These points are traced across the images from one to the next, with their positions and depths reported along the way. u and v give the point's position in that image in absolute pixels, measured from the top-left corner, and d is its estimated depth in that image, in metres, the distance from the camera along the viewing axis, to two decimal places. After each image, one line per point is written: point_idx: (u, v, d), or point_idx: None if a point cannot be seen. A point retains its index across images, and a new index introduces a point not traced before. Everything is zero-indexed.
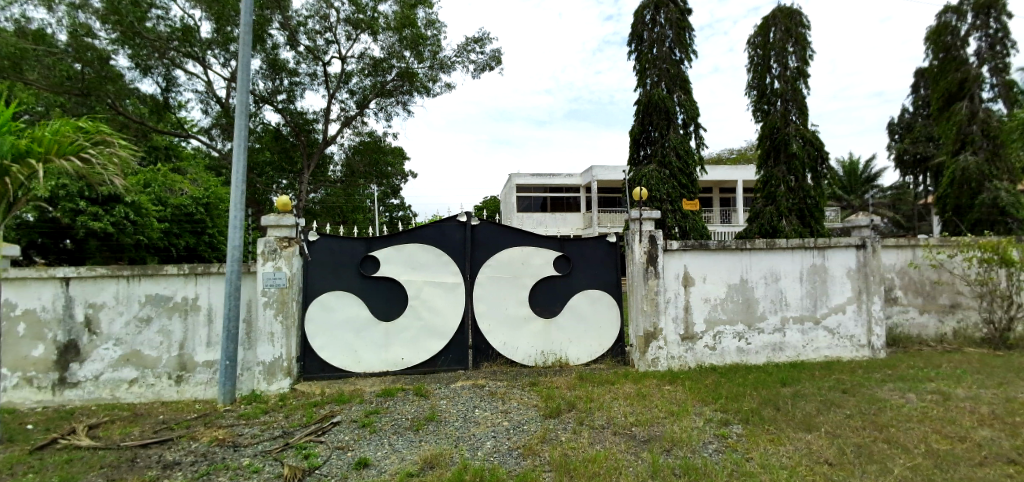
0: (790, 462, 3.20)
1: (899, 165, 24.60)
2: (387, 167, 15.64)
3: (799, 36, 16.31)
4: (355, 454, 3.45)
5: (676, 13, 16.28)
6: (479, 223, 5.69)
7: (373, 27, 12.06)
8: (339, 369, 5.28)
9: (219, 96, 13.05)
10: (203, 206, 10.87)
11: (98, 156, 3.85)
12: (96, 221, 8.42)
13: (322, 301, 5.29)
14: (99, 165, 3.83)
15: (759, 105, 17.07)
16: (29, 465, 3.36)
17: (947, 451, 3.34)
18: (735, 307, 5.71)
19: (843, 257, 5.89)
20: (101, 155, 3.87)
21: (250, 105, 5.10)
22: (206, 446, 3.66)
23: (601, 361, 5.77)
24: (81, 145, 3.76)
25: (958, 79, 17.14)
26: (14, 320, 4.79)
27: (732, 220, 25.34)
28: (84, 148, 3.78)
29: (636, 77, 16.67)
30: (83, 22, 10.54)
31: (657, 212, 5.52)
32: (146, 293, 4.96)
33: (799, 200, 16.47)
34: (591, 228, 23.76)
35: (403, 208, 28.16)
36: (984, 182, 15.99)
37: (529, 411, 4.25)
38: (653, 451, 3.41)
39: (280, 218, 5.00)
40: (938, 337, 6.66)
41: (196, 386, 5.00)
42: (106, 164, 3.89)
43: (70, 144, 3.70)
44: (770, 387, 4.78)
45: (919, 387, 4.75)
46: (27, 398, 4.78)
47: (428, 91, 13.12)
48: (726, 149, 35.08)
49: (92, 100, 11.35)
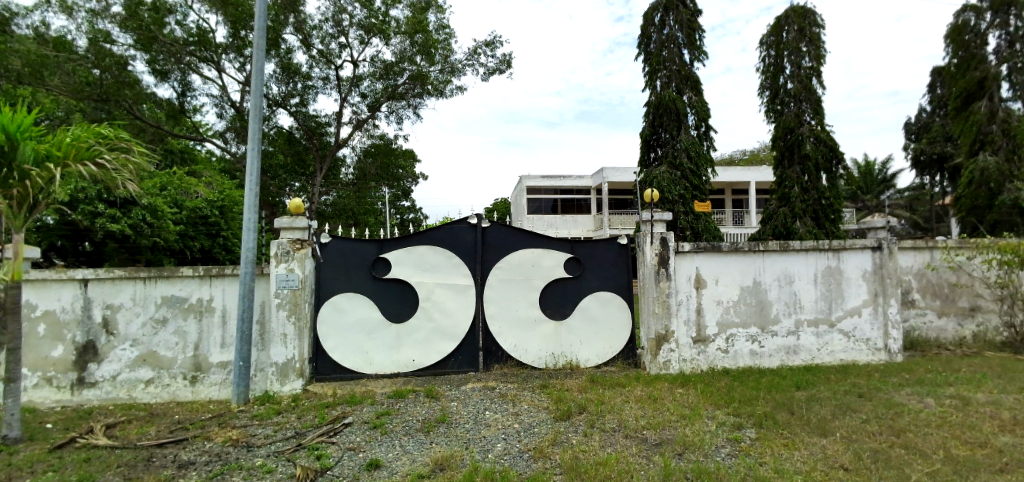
0: (805, 467, 3.15)
1: (915, 165, 24.20)
2: (398, 170, 15.73)
3: (812, 35, 16.12)
4: (367, 455, 3.47)
5: (686, 14, 16.20)
6: (489, 225, 5.70)
7: (385, 32, 12.17)
8: (351, 371, 5.32)
9: (233, 100, 13.21)
10: (218, 209, 10.99)
11: (112, 162, 3.92)
12: (114, 223, 8.57)
13: (334, 302, 5.32)
14: (115, 171, 3.92)
15: (772, 106, 16.91)
16: (49, 463, 3.43)
17: (967, 457, 3.27)
18: (748, 310, 5.65)
19: (858, 259, 5.81)
20: (116, 160, 3.95)
21: (264, 109, 5.15)
22: (221, 446, 3.70)
23: (612, 363, 5.74)
24: (98, 150, 3.84)
25: (977, 78, 16.87)
26: (35, 321, 4.90)
27: (745, 221, 25.08)
28: (100, 154, 3.85)
29: (647, 78, 16.62)
30: (102, 28, 10.77)
31: (668, 214, 5.49)
32: (162, 294, 5.03)
33: (813, 201, 16.28)
34: (602, 230, 23.67)
35: (415, 210, 28.31)
36: (1005, 182, 15.63)
37: (539, 414, 4.24)
38: (665, 455, 3.38)
39: (292, 221, 5.05)
40: (957, 340, 6.53)
41: (211, 387, 5.06)
42: (121, 169, 3.97)
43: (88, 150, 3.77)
44: (784, 391, 4.72)
45: (938, 391, 4.66)
46: (47, 397, 4.88)
47: (439, 94, 13.18)
48: (738, 150, 34.78)
49: (111, 105, 11.52)
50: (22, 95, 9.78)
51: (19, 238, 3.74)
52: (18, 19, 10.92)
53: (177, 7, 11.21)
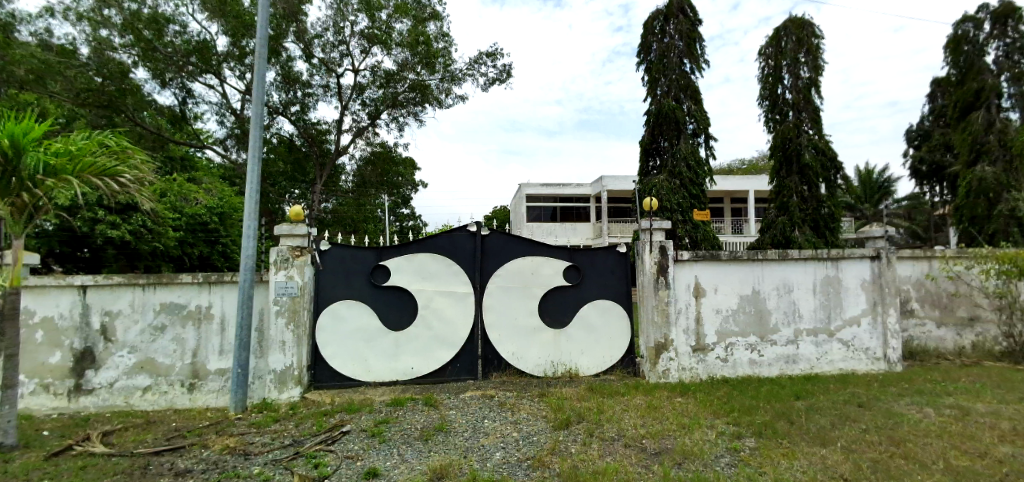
0: (805, 477, 3.14)
1: (915, 175, 24.27)
2: (398, 177, 15.84)
3: (811, 46, 16.27)
4: (365, 464, 3.46)
5: (686, 24, 16.34)
6: (489, 233, 5.71)
7: (387, 42, 12.26)
8: (349, 378, 5.30)
9: (234, 108, 13.25)
10: (218, 215, 10.99)
11: (133, 180, 4.06)
12: (115, 229, 8.62)
13: (333, 310, 5.32)
14: (134, 188, 4.05)
15: (771, 116, 16.98)
16: (45, 471, 3.41)
17: (968, 467, 3.26)
18: (747, 319, 5.65)
19: (857, 269, 5.82)
20: (135, 178, 4.08)
21: (265, 117, 5.17)
22: (218, 453, 3.68)
23: (611, 372, 5.73)
24: (119, 169, 3.96)
25: (975, 88, 16.94)
26: (33, 328, 4.89)
27: (744, 230, 25.13)
28: (121, 173, 3.98)
29: (646, 87, 16.76)
30: (106, 37, 10.87)
31: (668, 222, 5.50)
32: (161, 301, 5.03)
33: (812, 210, 16.36)
34: (602, 238, 23.74)
35: (414, 217, 28.37)
36: (1003, 192, 15.65)
37: (538, 422, 4.22)
38: (665, 464, 3.37)
39: (293, 227, 5.07)
40: (956, 350, 6.54)
41: (208, 394, 5.04)
42: (138, 186, 4.10)
43: (107, 168, 3.88)
44: (783, 400, 4.71)
45: (937, 401, 4.65)
46: (43, 404, 4.86)
47: (440, 103, 13.29)
48: (737, 159, 34.94)
49: (112, 111, 11.59)
50: (26, 101, 9.82)
51: (19, 243, 3.75)
52: (22, 24, 10.96)
53: (178, 16, 11.29)
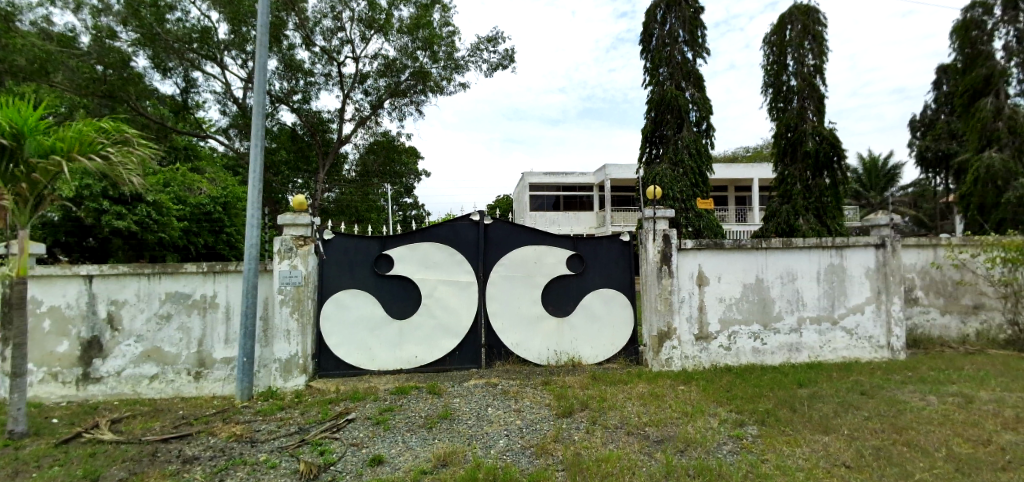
0: (807, 465, 3.16)
1: (921, 162, 24.09)
2: (401, 166, 15.77)
3: (816, 32, 16.02)
4: (370, 451, 3.50)
5: (688, 11, 16.13)
6: (492, 222, 5.70)
7: (386, 28, 12.18)
8: (353, 367, 5.34)
9: (236, 97, 13.16)
10: (221, 205, 11.12)
11: (117, 154, 3.89)
12: (121, 220, 8.71)
13: (338, 299, 5.34)
14: (119, 162, 3.87)
15: (775, 103, 16.85)
16: (55, 458, 3.46)
17: (970, 455, 3.27)
18: (751, 307, 5.65)
19: (861, 257, 5.80)
20: (120, 152, 3.91)
21: (267, 106, 5.12)
22: (225, 441, 3.72)
23: (613, 360, 5.75)
24: (102, 143, 3.81)
25: (983, 74, 16.66)
26: (40, 317, 4.94)
27: (749, 218, 25.04)
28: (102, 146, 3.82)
29: (648, 76, 16.62)
30: (106, 24, 10.77)
31: (671, 211, 5.48)
32: (166, 290, 5.06)
33: (816, 198, 16.25)
34: (604, 227, 23.72)
35: (416, 207, 28.40)
36: (1011, 180, 15.44)
37: (541, 410, 4.25)
38: (667, 452, 3.39)
39: (296, 217, 5.07)
40: (960, 338, 6.53)
41: (215, 382, 5.08)
42: (125, 160, 3.93)
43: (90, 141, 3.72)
44: (786, 389, 4.72)
45: (941, 389, 4.64)
46: (52, 392, 4.93)
47: (441, 90, 13.15)
48: (741, 147, 34.73)
49: (115, 102, 11.55)
50: (26, 91, 9.80)
51: (25, 233, 3.75)
52: (22, 14, 10.86)
53: (179, 3, 11.18)
